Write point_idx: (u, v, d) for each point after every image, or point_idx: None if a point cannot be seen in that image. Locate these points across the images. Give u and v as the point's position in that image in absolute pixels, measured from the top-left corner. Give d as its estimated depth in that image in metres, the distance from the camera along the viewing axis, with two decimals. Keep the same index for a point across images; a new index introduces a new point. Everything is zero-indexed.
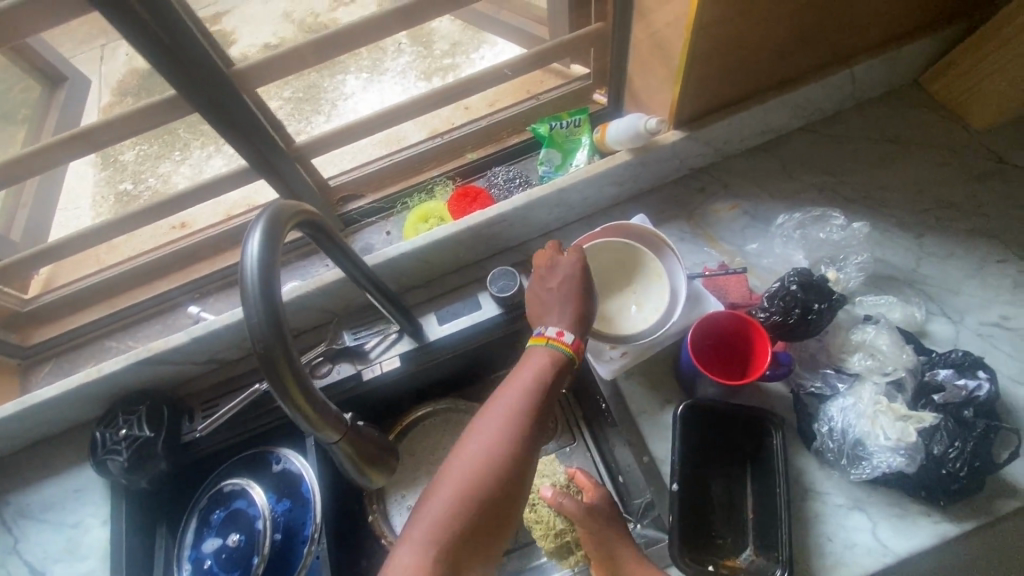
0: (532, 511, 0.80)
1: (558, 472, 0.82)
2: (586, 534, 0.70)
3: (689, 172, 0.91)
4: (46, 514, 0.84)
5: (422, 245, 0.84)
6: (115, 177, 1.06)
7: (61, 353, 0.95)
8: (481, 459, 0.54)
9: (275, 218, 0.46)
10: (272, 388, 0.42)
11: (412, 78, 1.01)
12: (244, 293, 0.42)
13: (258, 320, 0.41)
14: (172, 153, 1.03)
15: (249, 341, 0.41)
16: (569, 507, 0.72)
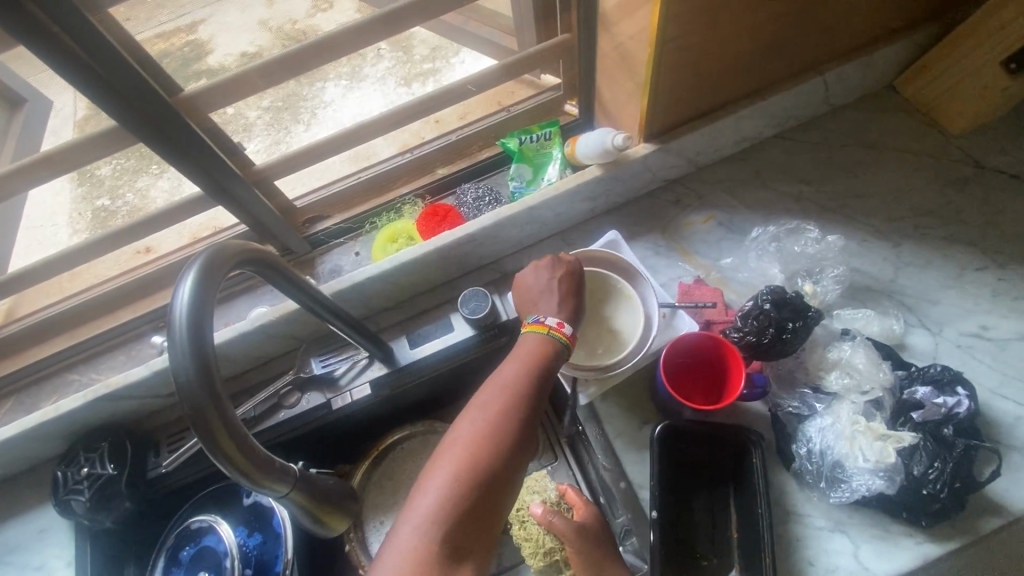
0: (520, 529, 0.75)
1: (549, 487, 0.76)
2: (579, 556, 0.65)
3: (662, 183, 0.89)
4: (9, 557, 0.81)
5: (389, 268, 0.82)
6: (93, 192, 0.91)
7: (24, 387, 0.93)
8: (469, 449, 0.53)
9: (209, 260, 0.44)
10: (205, 447, 0.39)
11: (391, 86, 0.88)
12: (171, 346, 0.39)
13: (187, 377, 0.39)
14: (149, 166, 0.90)
15: (178, 399, 0.39)
16: (560, 527, 0.67)
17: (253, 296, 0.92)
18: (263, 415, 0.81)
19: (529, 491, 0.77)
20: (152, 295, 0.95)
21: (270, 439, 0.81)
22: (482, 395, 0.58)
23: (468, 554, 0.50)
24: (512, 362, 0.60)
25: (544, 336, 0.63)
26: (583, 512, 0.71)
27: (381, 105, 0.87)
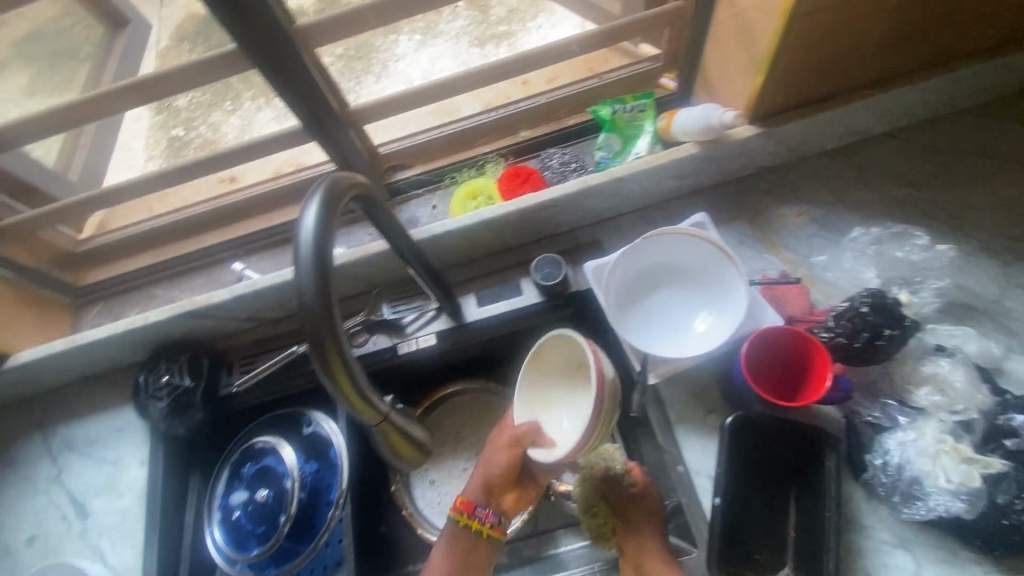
0: (580, 486, 0.71)
1: (617, 459, 0.70)
2: (628, 526, 0.68)
3: (757, 171, 0.85)
4: (89, 449, 0.88)
5: (467, 224, 0.82)
6: (169, 121, 1.03)
7: (111, 296, 0.97)
8: None
9: (331, 190, 0.45)
10: (318, 365, 0.41)
11: (464, 44, 0.94)
12: (297, 265, 0.41)
13: (309, 297, 0.40)
14: (223, 103, 1.00)
15: (299, 317, 0.40)
16: (616, 496, 0.69)
17: None
18: None
19: (598, 456, 0.70)
20: (234, 223, 0.98)
21: None
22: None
23: None
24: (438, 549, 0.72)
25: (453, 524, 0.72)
26: (647, 492, 0.69)
27: (453, 65, 0.92)
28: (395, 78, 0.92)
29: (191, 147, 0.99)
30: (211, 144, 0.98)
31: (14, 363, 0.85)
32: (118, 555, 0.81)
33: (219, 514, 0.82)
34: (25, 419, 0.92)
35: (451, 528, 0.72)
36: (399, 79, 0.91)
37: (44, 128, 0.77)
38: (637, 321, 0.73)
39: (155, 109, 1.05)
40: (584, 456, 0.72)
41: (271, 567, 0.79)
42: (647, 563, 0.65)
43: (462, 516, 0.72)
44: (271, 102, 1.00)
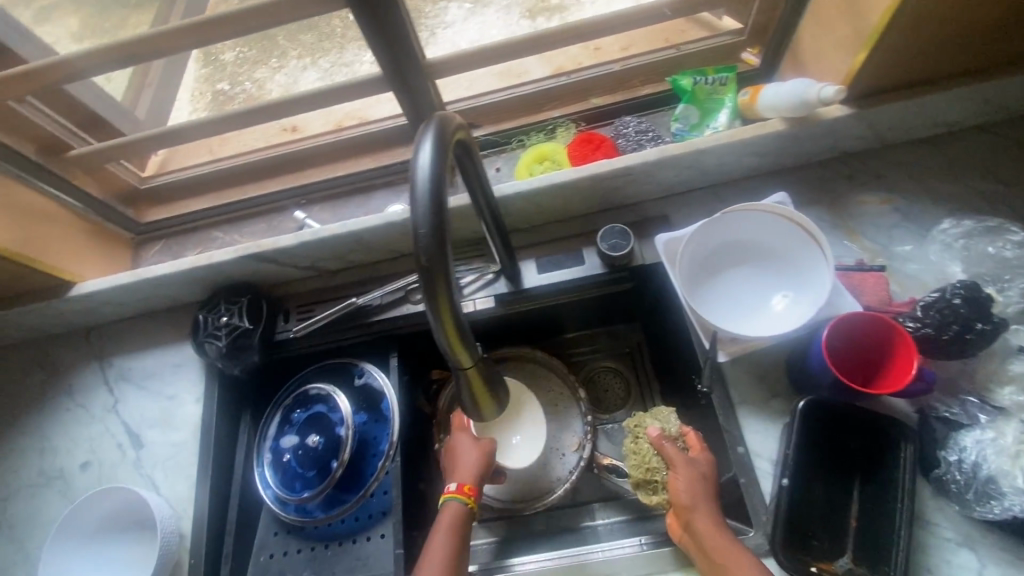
0: (633, 442, 0.76)
1: (672, 422, 0.75)
2: (680, 481, 0.68)
3: (838, 155, 0.83)
4: (146, 382, 0.89)
5: (538, 188, 0.79)
6: (215, 76, 1.03)
7: (172, 235, 0.98)
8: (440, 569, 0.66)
9: (443, 128, 0.44)
10: (425, 304, 0.41)
11: (515, 17, 0.91)
12: (412, 200, 0.40)
13: (425, 234, 0.39)
14: (270, 59, 0.99)
15: (413, 253, 0.40)
16: (671, 453, 0.71)
17: (392, 191, 0.95)
18: (390, 304, 0.86)
19: (652, 416, 0.76)
20: (295, 172, 0.98)
21: (390, 328, 0.86)
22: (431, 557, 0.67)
23: None
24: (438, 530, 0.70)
25: (455, 505, 0.72)
26: (702, 456, 0.71)
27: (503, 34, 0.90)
28: (442, 47, 0.90)
29: (236, 102, 0.98)
30: (255, 99, 0.97)
31: (79, 291, 0.85)
32: (172, 487, 0.82)
33: (269, 456, 0.83)
34: (83, 348, 0.94)
35: (456, 510, 0.71)
36: (448, 48, 0.89)
37: (103, 62, 0.74)
38: (709, 299, 0.72)
39: (200, 60, 1.04)
40: (639, 415, 0.78)
41: (319, 511, 0.80)
42: (697, 519, 0.65)
43: (467, 501, 0.72)
44: (317, 62, 0.97)
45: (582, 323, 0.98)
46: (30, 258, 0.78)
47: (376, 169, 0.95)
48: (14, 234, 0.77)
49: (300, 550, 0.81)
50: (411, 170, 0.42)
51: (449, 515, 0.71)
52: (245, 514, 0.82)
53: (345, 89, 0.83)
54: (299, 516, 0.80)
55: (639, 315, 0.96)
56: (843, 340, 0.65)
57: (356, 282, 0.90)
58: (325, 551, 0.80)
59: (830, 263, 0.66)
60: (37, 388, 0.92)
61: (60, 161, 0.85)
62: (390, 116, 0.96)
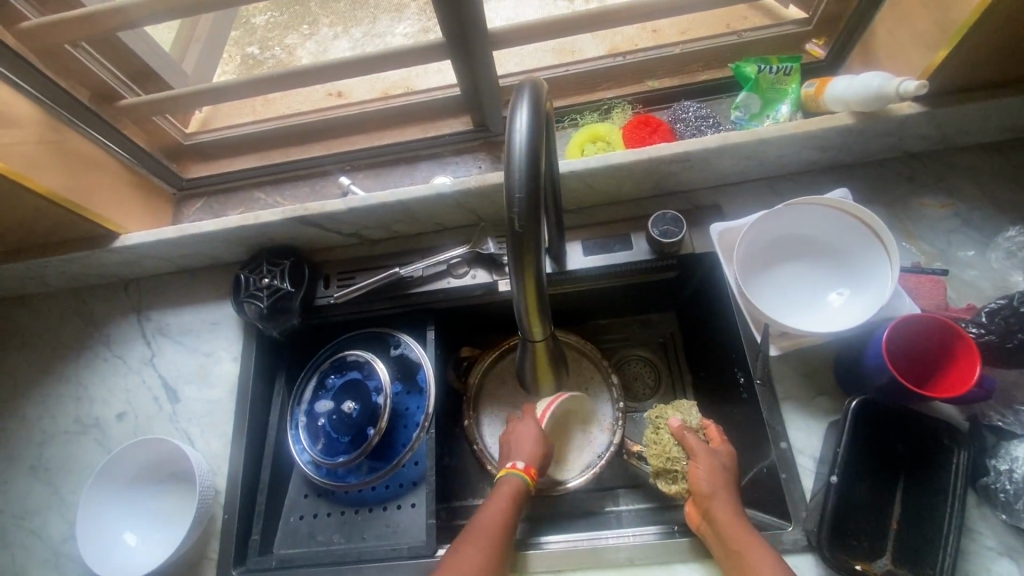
0: (653, 432, 0.76)
1: (694, 415, 0.76)
2: (700, 470, 0.68)
3: (899, 155, 0.81)
4: (183, 338, 0.90)
5: (595, 167, 0.77)
6: (245, 39, 1.00)
7: (214, 193, 0.97)
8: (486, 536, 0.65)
9: (538, 95, 0.43)
10: (512, 272, 0.41)
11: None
12: (508, 167, 0.40)
13: (520, 199, 0.40)
14: (301, 26, 0.97)
15: (506, 217, 0.40)
16: (692, 442, 0.71)
17: (437, 162, 0.94)
18: (432, 277, 0.85)
19: (673, 408, 0.77)
20: (339, 137, 0.97)
21: (429, 301, 0.86)
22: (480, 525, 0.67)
23: None
24: (497, 500, 0.70)
25: (512, 479, 0.73)
26: (723, 448, 0.71)
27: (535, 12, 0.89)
28: None
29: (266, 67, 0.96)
30: (283, 65, 0.95)
31: (123, 243, 0.85)
32: (206, 443, 0.83)
33: (303, 418, 0.84)
34: (121, 300, 0.94)
35: (515, 486, 0.72)
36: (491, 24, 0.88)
37: (158, 13, 0.73)
38: (762, 290, 0.71)
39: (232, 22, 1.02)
40: (660, 406, 0.79)
41: (352, 477, 0.81)
42: (716, 507, 0.64)
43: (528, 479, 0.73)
44: (348, 32, 0.97)
45: (618, 309, 0.97)
46: (79, 205, 0.79)
47: (423, 139, 0.94)
48: (65, 179, 0.77)
49: (330, 513, 0.82)
50: (507, 136, 0.42)
51: (510, 488, 0.71)
52: (277, 473, 0.83)
53: (400, 55, 0.81)
54: (331, 480, 0.80)
55: (677, 305, 0.95)
56: (906, 340, 0.64)
57: (397, 252, 0.90)
58: (356, 516, 0.81)
59: (895, 262, 0.65)
60: (75, 336, 0.93)
61: (112, 110, 0.85)
62: (439, 86, 0.94)
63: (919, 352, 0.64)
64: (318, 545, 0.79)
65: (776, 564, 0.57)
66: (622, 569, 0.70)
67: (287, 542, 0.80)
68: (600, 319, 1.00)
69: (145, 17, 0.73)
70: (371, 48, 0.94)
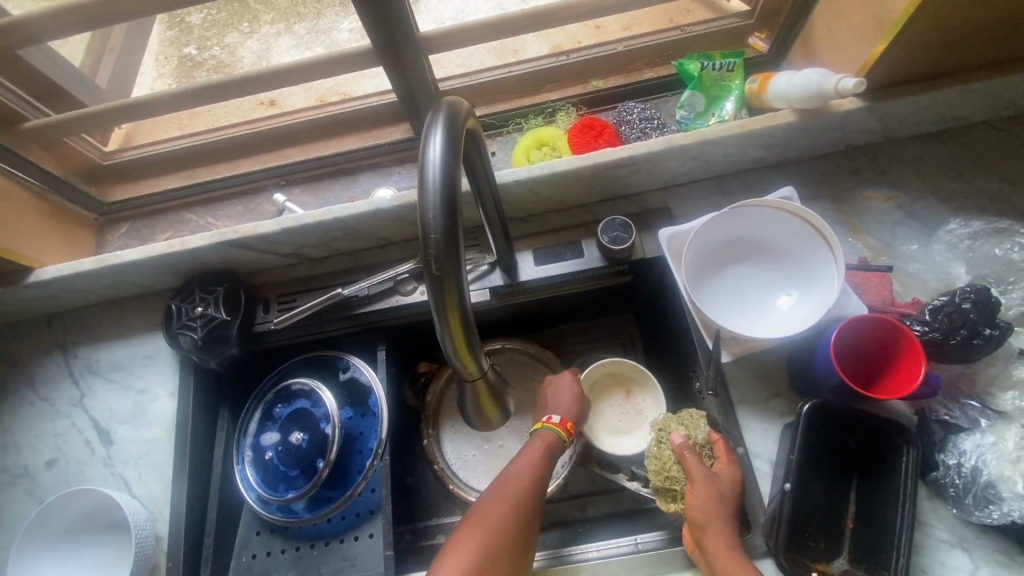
0: (655, 446, 0.70)
1: (700, 428, 0.69)
2: (696, 498, 0.63)
3: (843, 148, 0.81)
4: (115, 375, 0.84)
5: (540, 175, 0.74)
6: (181, 39, 0.90)
7: (140, 216, 0.91)
8: (516, 483, 0.63)
9: (453, 118, 0.40)
10: (435, 312, 0.38)
11: None
12: (421, 199, 0.37)
13: (437, 237, 0.36)
14: (241, 24, 0.88)
15: (422, 256, 0.37)
16: (692, 464, 0.65)
17: (379, 173, 0.89)
18: (378, 295, 0.81)
19: (678, 420, 0.71)
20: (273, 150, 0.92)
21: (376, 320, 0.82)
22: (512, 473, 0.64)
23: (523, 549, 0.59)
24: (532, 449, 0.68)
25: (548, 430, 0.70)
26: (725, 470, 0.65)
27: (489, 8, 0.84)
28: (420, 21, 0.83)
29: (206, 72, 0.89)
30: (226, 69, 0.89)
31: (38, 278, 0.78)
32: (146, 487, 0.78)
33: (249, 453, 0.79)
34: (45, 337, 0.87)
35: (552, 438, 0.69)
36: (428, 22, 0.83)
37: (63, 26, 0.67)
38: (714, 294, 0.70)
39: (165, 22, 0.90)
40: (664, 417, 0.72)
41: (305, 511, 0.77)
42: (709, 539, 0.60)
43: (565, 435, 0.71)
44: (292, 28, 0.89)
45: (576, 314, 0.94)
46: None
47: (362, 149, 0.89)
48: None
49: (285, 549, 0.78)
50: (420, 168, 0.38)
51: (546, 438, 0.69)
52: (225, 511, 0.79)
53: (332, 62, 0.76)
54: (283, 516, 0.77)
55: (635, 308, 0.93)
56: (852, 337, 0.64)
57: (342, 271, 0.85)
58: (311, 551, 0.77)
59: (840, 262, 0.64)
60: None
61: (14, 134, 0.78)
62: (377, 92, 0.90)
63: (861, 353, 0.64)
64: None
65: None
66: None
67: None
68: (560, 326, 0.98)
69: (44, 31, 0.67)
70: (319, 48, 0.89)
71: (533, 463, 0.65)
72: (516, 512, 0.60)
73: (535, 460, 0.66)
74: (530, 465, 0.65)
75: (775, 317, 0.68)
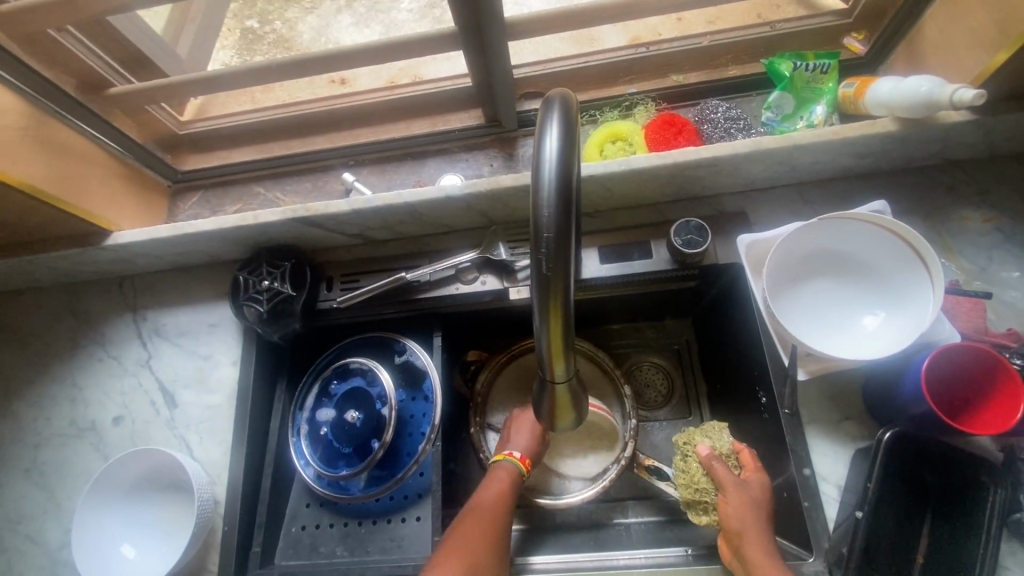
0: (681, 460, 0.71)
1: (725, 438, 0.70)
2: (730, 505, 0.63)
3: (940, 163, 0.76)
4: (181, 339, 0.86)
5: (617, 171, 0.72)
6: (244, 13, 0.96)
7: (211, 186, 0.93)
8: (480, 517, 0.67)
9: (568, 110, 0.39)
10: (538, 312, 0.39)
11: None
12: (536, 195, 0.37)
13: (549, 237, 0.36)
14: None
15: (532, 255, 0.37)
16: (721, 473, 0.66)
17: (446, 159, 0.89)
18: (440, 282, 0.81)
19: (701, 432, 0.72)
20: (343, 130, 0.93)
21: (436, 307, 0.82)
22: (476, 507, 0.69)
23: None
24: (491, 482, 0.72)
25: (508, 463, 0.74)
26: (753, 477, 0.66)
27: None
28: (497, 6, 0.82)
29: (264, 43, 0.93)
30: (285, 44, 0.91)
31: (114, 240, 0.80)
32: (206, 451, 0.80)
33: (304, 427, 0.80)
34: (116, 298, 0.90)
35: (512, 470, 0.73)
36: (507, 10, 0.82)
37: None
38: (791, 308, 0.68)
39: None
40: (686, 431, 0.73)
41: (356, 488, 0.78)
42: (747, 545, 0.60)
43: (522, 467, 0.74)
44: (352, 6, 0.92)
45: (632, 314, 0.92)
46: (69, 202, 0.74)
47: (433, 133, 0.89)
48: (51, 171, 0.72)
49: (333, 524, 0.79)
50: (534, 161, 0.38)
51: (503, 473, 0.73)
52: (278, 481, 0.80)
53: (411, 43, 0.75)
54: (333, 492, 0.78)
55: (696, 313, 0.90)
56: (950, 380, 0.61)
57: (405, 254, 0.85)
58: (360, 528, 0.78)
59: (937, 284, 0.61)
60: (68, 335, 0.89)
61: (101, 99, 0.80)
62: (448, 76, 0.89)
63: (975, 386, 0.59)
64: (322, 558, 0.77)
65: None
66: None
67: (288, 552, 0.78)
68: (613, 325, 0.95)
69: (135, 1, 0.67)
70: (376, 27, 0.89)
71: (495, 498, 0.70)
72: (484, 542, 0.64)
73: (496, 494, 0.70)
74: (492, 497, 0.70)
75: (858, 336, 0.65)
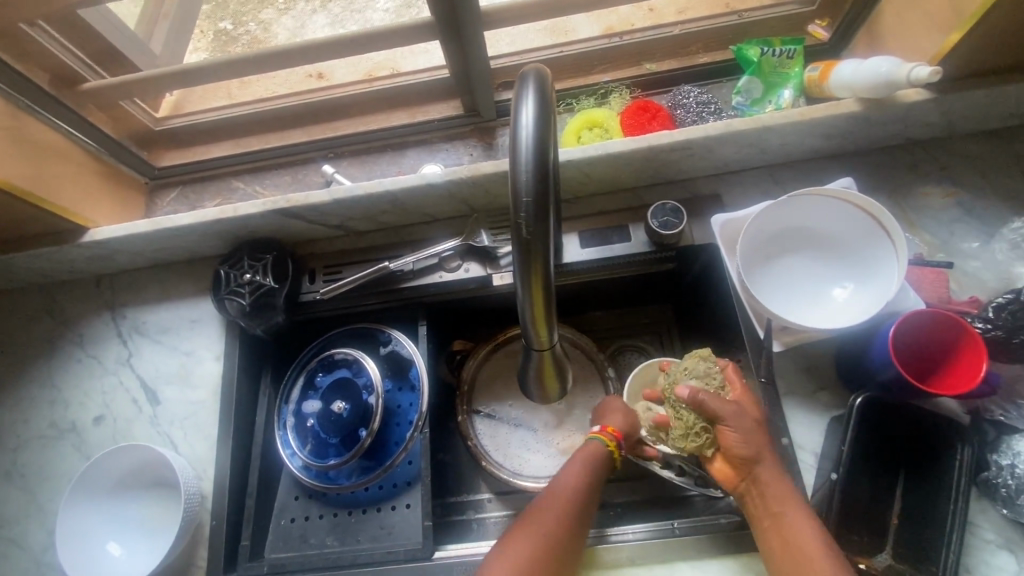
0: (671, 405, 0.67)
1: (704, 367, 0.66)
2: (733, 436, 0.61)
3: (902, 142, 0.79)
4: (161, 336, 0.85)
5: (593, 156, 0.74)
6: (217, 14, 0.94)
7: (189, 182, 0.92)
8: (557, 500, 0.62)
9: (542, 85, 0.41)
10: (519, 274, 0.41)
11: None
12: (513, 163, 0.39)
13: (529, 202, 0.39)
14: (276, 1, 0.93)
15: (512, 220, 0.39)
16: (713, 403, 0.61)
17: (425, 149, 0.89)
18: (423, 271, 0.82)
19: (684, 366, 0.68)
20: (322, 123, 0.93)
21: (420, 295, 0.82)
22: (552, 490, 0.64)
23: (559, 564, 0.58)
24: (577, 461, 0.67)
25: (593, 440, 0.69)
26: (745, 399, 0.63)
27: None
28: None
29: (239, 44, 0.91)
30: (260, 43, 0.90)
31: (91, 237, 0.80)
32: (191, 447, 0.80)
33: (291, 419, 0.80)
34: (93, 297, 0.89)
35: (598, 448, 0.68)
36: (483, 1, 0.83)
37: None
38: (765, 283, 0.70)
39: None
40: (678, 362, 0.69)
41: (344, 478, 0.78)
42: (762, 469, 0.60)
43: (610, 442, 0.69)
44: (326, 6, 0.93)
45: (614, 299, 0.93)
46: (43, 198, 0.73)
47: (411, 125, 0.89)
48: (24, 167, 0.71)
49: (323, 515, 0.79)
50: (512, 132, 0.40)
51: (591, 447, 0.68)
52: (266, 475, 0.80)
53: (388, 34, 0.75)
54: (321, 483, 0.78)
55: (676, 295, 0.92)
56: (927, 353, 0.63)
57: (388, 244, 0.86)
58: (349, 518, 0.79)
59: (901, 256, 0.64)
60: (45, 336, 0.88)
61: (74, 94, 0.79)
62: (426, 68, 0.89)
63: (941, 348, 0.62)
64: (311, 548, 0.77)
65: (822, 545, 0.55)
66: (623, 568, 0.69)
67: (278, 545, 0.78)
68: (596, 311, 0.97)
69: None
70: (352, 25, 0.90)
71: (573, 482, 0.64)
72: (558, 528, 0.60)
73: (577, 476, 0.65)
74: (569, 481, 0.64)
75: (829, 307, 0.68)
